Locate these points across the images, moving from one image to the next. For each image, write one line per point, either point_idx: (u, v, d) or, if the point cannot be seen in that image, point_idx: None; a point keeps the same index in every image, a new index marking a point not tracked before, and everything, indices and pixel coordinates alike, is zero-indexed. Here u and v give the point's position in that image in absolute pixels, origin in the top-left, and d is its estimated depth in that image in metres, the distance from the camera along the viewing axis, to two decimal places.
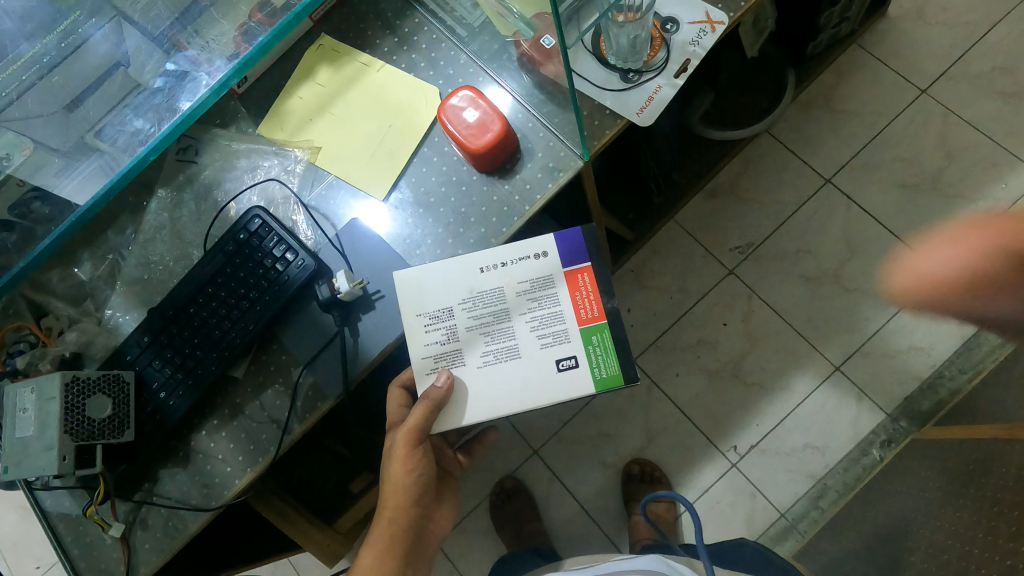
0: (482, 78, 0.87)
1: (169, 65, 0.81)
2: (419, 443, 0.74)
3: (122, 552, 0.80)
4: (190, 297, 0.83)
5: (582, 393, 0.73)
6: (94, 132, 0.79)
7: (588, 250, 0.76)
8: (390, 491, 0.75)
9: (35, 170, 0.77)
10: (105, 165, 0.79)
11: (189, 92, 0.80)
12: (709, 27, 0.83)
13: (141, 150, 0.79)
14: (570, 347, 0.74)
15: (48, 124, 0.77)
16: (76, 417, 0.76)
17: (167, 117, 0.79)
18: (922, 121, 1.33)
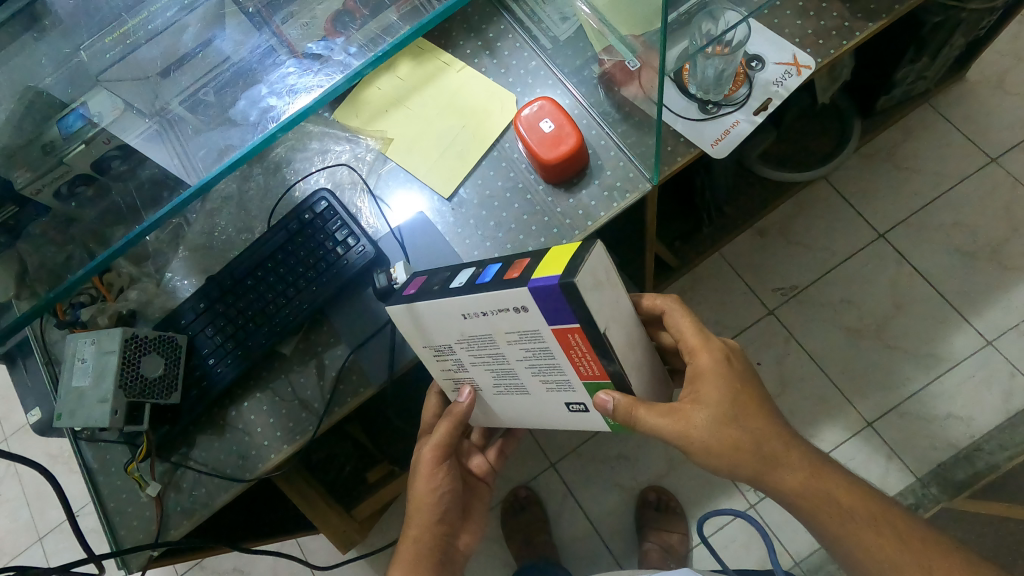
0: (560, 92, 0.88)
1: (303, 52, 0.79)
2: (444, 460, 0.74)
3: (154, 511, 0.81)
4: (248, 270, 0.85)
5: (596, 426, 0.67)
6: (187, 99, 0.79)
7: (578, 311, 0.53)
8: (414, 507, 0.74)
9: (125, 129, 0.75)
10: (233, 143, 0.75)
11: (323, 78, 0.77)
12: (794, 69, 0.83)
13: (273, 126, 0.74)
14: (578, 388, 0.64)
15: (137, 86, 0.78)
16: (130, 373, 0.77)
17: (301, 95, 0.76)
18: (988, 189, 1.31)
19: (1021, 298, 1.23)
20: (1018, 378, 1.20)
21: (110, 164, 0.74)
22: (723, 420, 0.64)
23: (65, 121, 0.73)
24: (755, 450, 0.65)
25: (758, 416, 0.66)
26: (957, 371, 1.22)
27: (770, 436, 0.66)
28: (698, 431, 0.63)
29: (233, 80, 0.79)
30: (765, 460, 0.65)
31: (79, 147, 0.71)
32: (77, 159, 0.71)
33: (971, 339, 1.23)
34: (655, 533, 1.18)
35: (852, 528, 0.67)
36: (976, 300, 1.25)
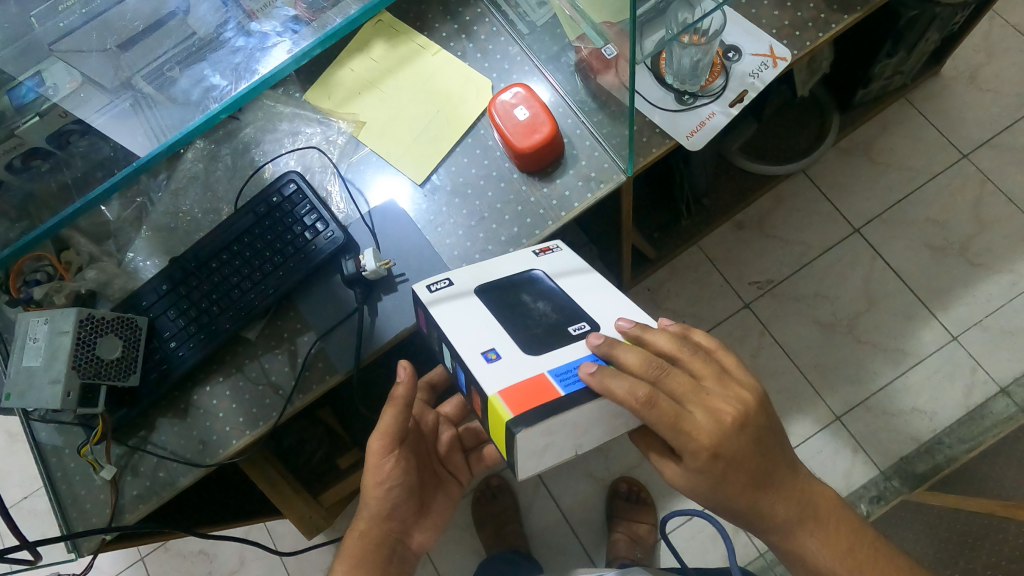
0: (536, 79, 0.86)
1: (251, 28, 0.79)
2: (395, 453, 0.70)
3: (109, 495, 0.80)
4: (214, 252, 0.83)
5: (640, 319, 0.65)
6: (143, 76, 0.77)
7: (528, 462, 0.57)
8: (363, 500, 0.72)
9: (79, 103, 0.74)
10: (177, 120, 0.74)
11: (269, 58, 0.78)
12: (770, 61, 0.82)
13: (213, 107, 0.74)
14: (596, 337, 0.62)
15: (98, 60, 0.75)
16: (85, 354, 0.75)
17: (245, 76, 0.76)
18: (959, 186, 1.32)
19: (987, 295, 1.25)
20: (980, 373, 1.22)
21: (68, 139, 0.74)
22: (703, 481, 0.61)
23: (18, 92, 0.72)
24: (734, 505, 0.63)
25: (745, 480, 0.61)
26: (923, 366, 1.23)
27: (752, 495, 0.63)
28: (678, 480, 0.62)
29: (181, 55, 0.78)
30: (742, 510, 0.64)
31: (33, 120, 0.71)
32: (31, 131, 0.71)
33: (938, 335, 1.24)
34: (625, 523, 1.19)
35: (819, 564, 0.67)
36: (944, 296, 1.26)
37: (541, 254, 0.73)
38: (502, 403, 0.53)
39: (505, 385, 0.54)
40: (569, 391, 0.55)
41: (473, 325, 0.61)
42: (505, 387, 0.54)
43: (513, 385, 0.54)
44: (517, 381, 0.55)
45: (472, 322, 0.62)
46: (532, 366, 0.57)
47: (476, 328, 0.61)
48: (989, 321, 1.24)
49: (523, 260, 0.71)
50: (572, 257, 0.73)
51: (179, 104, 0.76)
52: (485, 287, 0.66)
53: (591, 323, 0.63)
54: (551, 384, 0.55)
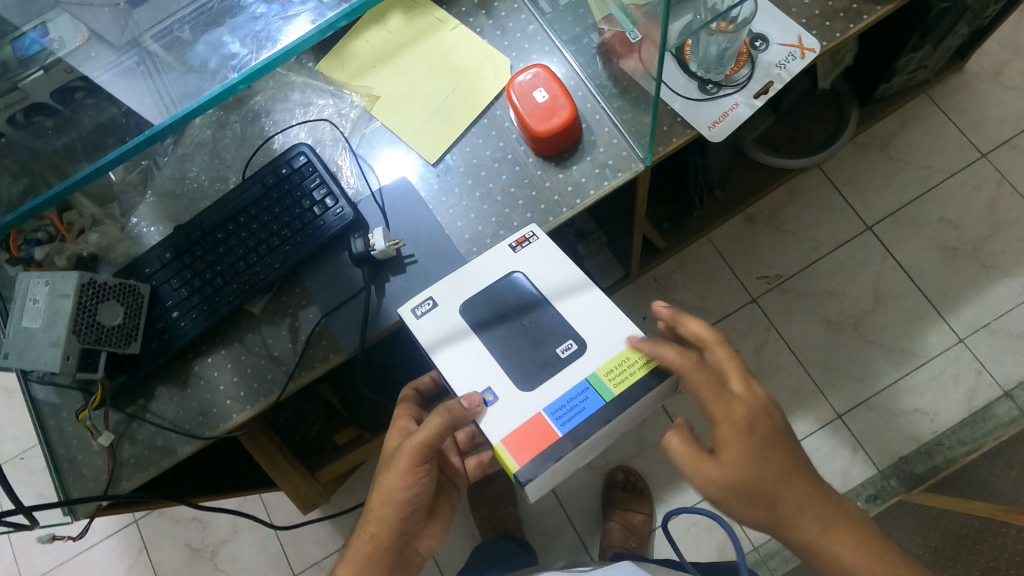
0: (556, 60, 0.84)
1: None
2: (425, 460, 0.68)
3: (106, 461, 0.79)
4: (219, 223, 0.81)
5: (624, 330, 0.68)
6: (151, 34, 0.77)
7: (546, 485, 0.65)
8: (378, 501, 0.69)
9: (84, 58, 0.74)
10: (192, 88, 0.71)
11: (293, 26, 0.73)
12: (798, 52, 0.80)
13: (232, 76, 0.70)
14: (585, 356, 0.67)
15: (105, 14, 0.77)
16: (87, 319, 0.74)
17: (265, 45, 0.73)
18: (975, 186, 1.30)
19: (997, 298, 1.24)
20: (984, 376, 1.21)
21: (71, 95, 0.74)
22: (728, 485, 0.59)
23: (25, 40, 0.73)
24: (764, 519, 0.60)
25: (774, 487, 0.58)
26: (928, 367, 1.23)
27: (783, 507, 0.59)
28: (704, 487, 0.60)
29: (192, 17, 0.77)
30: (774, 525, 0.60)
31: (37, 74, 0.72)
32: (34, 85, 0.72)
33: (944, 336, 1.23)
34: (620, 512, 1.20)
35: None
36: (953, 297, 1.25)
37: (518, 246, 0.74)
38: (506, 454, 0.63)
39: (506, 433, 0.64)
40: (566, 430, 0.63)
41: (467, 362, 0.69)
42: (507, 436, 0.64)
43: (513, 433, 0.64)
44: (519, 426, 0.64)
45: (466, 359, 0.69)
46: (528, 406, 0.65)
47: (471, 366, 0.69)
48: (997, 324, 1.23)
49: (499, 260, 0.74)
50: (551, 246, 0.74)
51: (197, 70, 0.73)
52: (468, 305, 0.72)
53: (579, 340, 0.68)
54: (549, 424, 0.64)
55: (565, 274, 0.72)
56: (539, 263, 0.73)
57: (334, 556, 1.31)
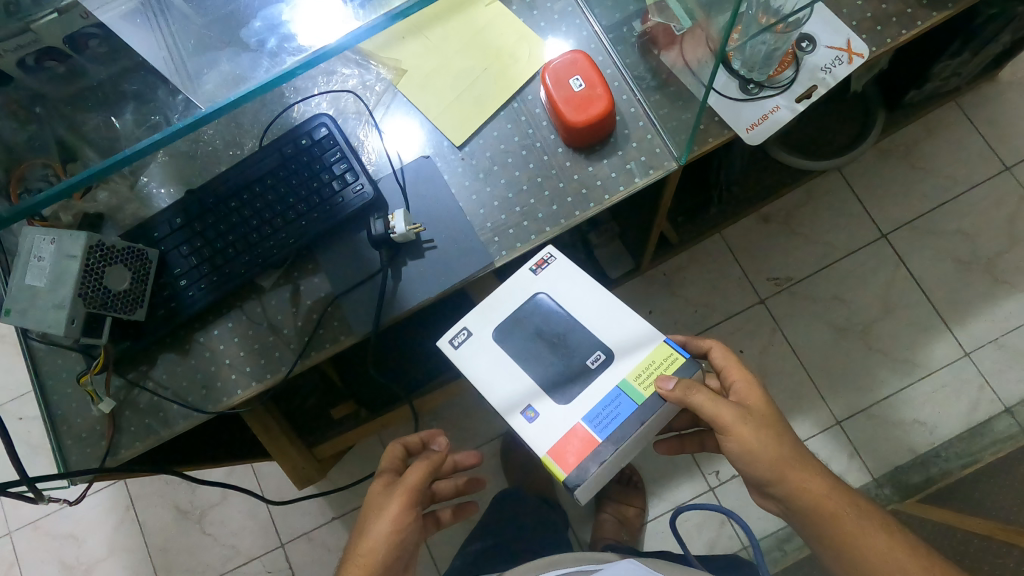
0: (594, 46, 0.81)
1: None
2: (415, 506, 0.70)
3: (106, 428, 0.77)
4: (233, 191, 0.78)
5: (645, 337, 0.74)
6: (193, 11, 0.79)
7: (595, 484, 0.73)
8: (366, 548, 0.67)
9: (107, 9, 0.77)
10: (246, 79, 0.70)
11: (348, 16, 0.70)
12: (846, 56, 0.77)
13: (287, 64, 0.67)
14: (614, 365, 0.73)
15: None
16: (94, 283, 0.71)
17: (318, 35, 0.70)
18: (996, 199, 1.29)
19: (1006, 315, 1.23)
20: (986, 392, 1.21)
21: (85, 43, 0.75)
22: (755, 422, 0.70)
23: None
24: (782, 460, 0.70)
25: (784, 429, 0.72)
26: (932, 380, 1.23)
27: (792, 449, 0.71)
28: (736, 428, 0.69)
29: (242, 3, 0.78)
30: (787, 467, 0.70)
31: (52, 16, 0.72)
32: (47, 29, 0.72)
33: (951, 349, 1.23)
34: (614, 504, 1.20)
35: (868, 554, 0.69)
36: (963, 311, 1.25)
37: (537, 269, 0.78)
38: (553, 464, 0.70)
39: (552, 444, 0.70)
40: (607, 435, 0.70)
41: (510, 385, 0.74)
42: (554, 448, 0.70)
43: (559, 443, 0.70)
44: (562, 438, 0.70)
45: (507, 378, 0.74)
46: (568, 419, 0.71)
47: (512, 386, 0.74)
48: (1004, 340, 1.23)
49: (523, 284, 0.78)
50: (570, 266, 0.78)
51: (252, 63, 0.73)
52: (499, 329, 0.76)
53: (605, 350, 0.74)
54: (590, 432, 0.70)
55: (591, 292, 0.77)
56: (560, 283, 0.77)
57: (323, 528, 1.31)
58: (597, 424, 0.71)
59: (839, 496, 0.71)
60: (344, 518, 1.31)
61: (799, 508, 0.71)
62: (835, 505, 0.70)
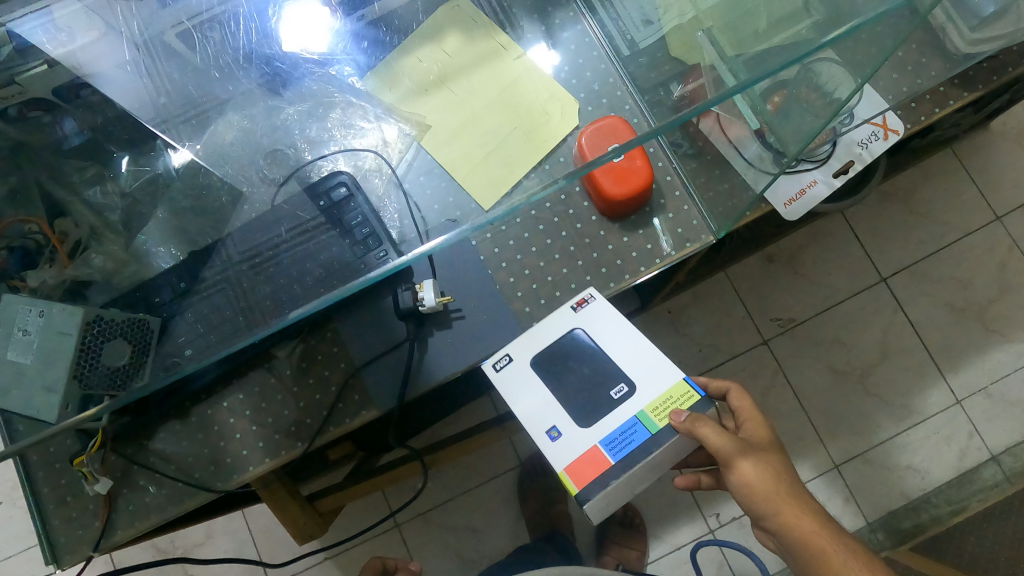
0: (628, 108, 0.77)
1: (343, 105, 0.80)
2: None
3: (100, 508, 0.72)
4: (246, 254, 0.74)
5: (669, 368, 0.66)
6: (189, 72, 0.82)
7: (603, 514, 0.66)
8: None
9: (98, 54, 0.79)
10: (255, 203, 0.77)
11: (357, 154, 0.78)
12: (881, 132, 0.78)
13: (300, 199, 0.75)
14: (636, 396, 0.66)
15: (126, 21, 0.81)
16: (90, 359, 0.64)
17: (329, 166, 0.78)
18: (987, 247, 1.31)
19: (995, 363, 1.26)
20: (975, 439, 1.24)
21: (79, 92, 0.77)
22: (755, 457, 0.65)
23: (27, 24, 0.75)
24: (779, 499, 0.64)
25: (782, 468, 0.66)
26: (925, 426, 1.25)
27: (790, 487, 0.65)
28: (737, 459, 0.64)
29: (248, 85, 0.81)
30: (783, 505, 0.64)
31: (40, 68, 0.74)
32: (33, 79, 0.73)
33: (944, 396, 1.25)
34: (616, 547, 1.19)
35: None
36: (956, 358, 1.27)
37: (578, 306, 0.71)
38: (568, 480, 0.64)
39: (569, 460, 0.64)
40: (619, 459, 0.63)
41: (530, 403, 0.68)
42: (569, 464, 0.64)
43: (576, 460, 0.64)
44: (578, 456, 0.64)
45: (527, 395, 0.68)
46: (583, 439, 0.65)
47: (532, 403, 0.68)
48: (993, 389, 1.26)
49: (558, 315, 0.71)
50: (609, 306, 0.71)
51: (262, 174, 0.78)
52: (536, 352, 0.70)
53: (629, 382, 0.66)
54: (602, 453, 0.64)
55: (623, 326, 0.70)
56: (597, 318, 0.70)
57: (314, 569, 1.25)
58: (612, 445, 0.64)
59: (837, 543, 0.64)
60: (337, 558, 1.25)
61: (795, 549, 0.65)
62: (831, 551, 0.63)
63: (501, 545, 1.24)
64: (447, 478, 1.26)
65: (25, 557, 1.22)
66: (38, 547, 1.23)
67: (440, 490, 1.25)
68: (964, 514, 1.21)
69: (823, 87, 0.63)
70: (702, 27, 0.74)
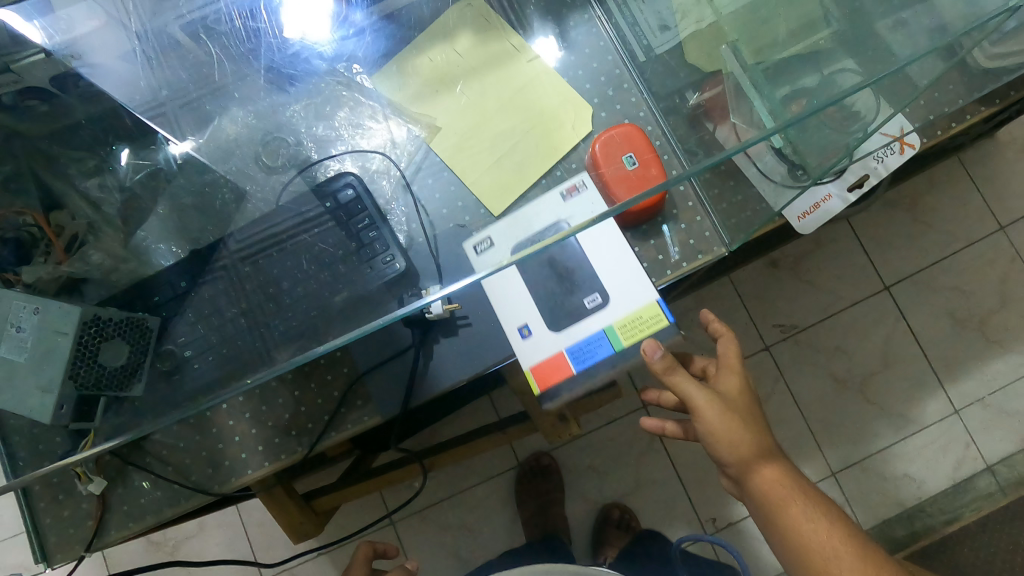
0: (644, 115, 0.74)
1: (352, 105, 0.78)
2: None
3: (94, 508, 0.71)
4: (251, 255, 0.73)
5: (642, 284, 0.70)
6: (192, 65, 0.79)
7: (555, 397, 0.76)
8: None
9: (98, 42, 0.75)
10: (260, 204, 0.75)
11: (364, 158, 0.76)
12: (897, 147, 0.79)
13: (306, 201, 0.74)
14: (608, 309, 0.70)
15: (126, 8, 0.77)
16: (88, 361, 0.63)
17: (335, 167, 0.76)
18: (990, 258, 1.30)
19: (994, 374, 1.27)
20: (972, 449, 1.24)
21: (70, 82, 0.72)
22: (722, 401, 0.64)
23: (21, 11, 0.70)
24: (746, 446, 0.63)
25: (755, 416, 0.65)
26: (922, 435, 1.25)
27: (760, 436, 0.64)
28: (697, 399, 0.64)
29: (253, 82, 0.79)
30: (748, 452, 0.64)
31: (38, 57, 0.70)
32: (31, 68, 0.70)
33: (942, 406, 1.26)
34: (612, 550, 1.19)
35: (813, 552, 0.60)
36: (955, 368, 1.27)
37: (568, 195, 0.71)
38: (533, 379, 0.70)
39: (537, 362, 0.70)
40: (580, 368, 0.70)
41: (509, 296, 0.71)
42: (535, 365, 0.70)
43: (543, 363, 0.70)
44: (544, 359, 0.70)
45: (507, 287, 0.71)
46: (553, 344, 0.70)
47: (511, 296, 0.71)
48: (991, 400, 1.26)
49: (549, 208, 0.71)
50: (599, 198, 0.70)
51: (266, 172, 0.77)
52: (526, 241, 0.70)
53: (602, 293, 0.70)
54: (566, 359, 0.70)
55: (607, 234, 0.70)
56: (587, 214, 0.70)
57: (307, 563, 1.25)
58: (577, 354, 0.70)
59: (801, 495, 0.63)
60: (329, 553, 1.25)
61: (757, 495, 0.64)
62: (794, 503, 0.62)
63: (496, 544, 1.24)
64: (443, 477, 1.25)
65: (15, 546, 1.21)
66: (26, 534, 1.22)
67: (436, 489, 1.25)
68: (959, 524, 1.22)
69: (847, 104, 0.66)
70: (726, 40, 0.74)
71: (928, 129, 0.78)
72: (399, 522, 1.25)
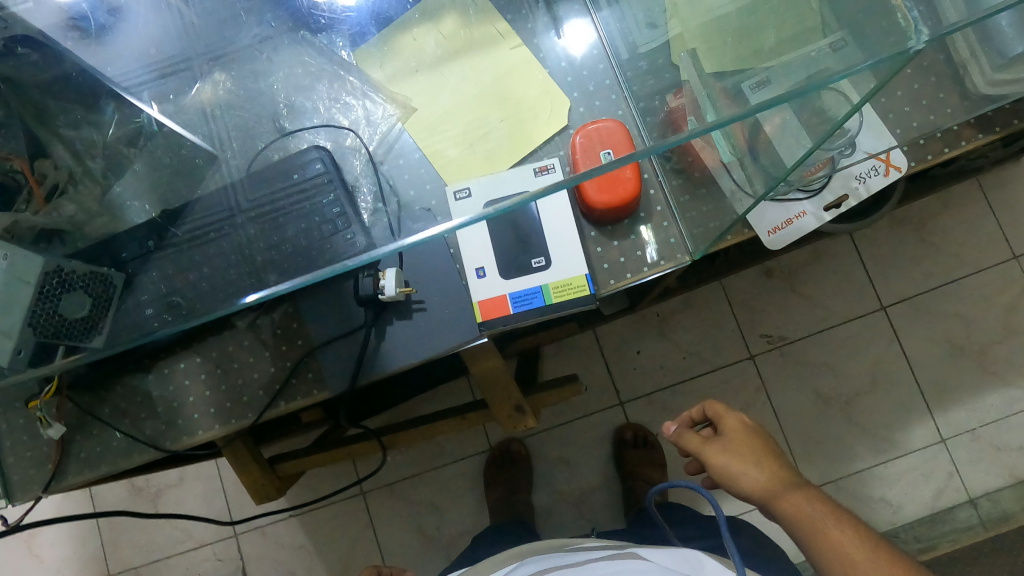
0: (621, 113, 0.74)
1: (330, 78, 0.78)
2: None
3: (53, 452, 0.73)
4: (218, 220, 0.74)
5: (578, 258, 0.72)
6: (180, 25, 0.80)
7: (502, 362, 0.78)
8: None
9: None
10: (231, 170, 0.76)
11: (336, 132, 0.77)
12: (882, 168, 0.76)
13: (273, 170, 0.74)
14: (548, 270, 0.72)
15: None
16: (49, 308, 0.62)
17: (306, 140, 0.77)
18: (998, 287, 1.26)
19: (988, 407, 1.23)
20: (955, 480, 1.21)
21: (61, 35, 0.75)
22: (723, 441, 0.67)
23: None
24: (757, 478, 0.64)
25: (767, 447, 0.67)
26: (905, 461, 1.22)
27: (770, 466, 0.64)
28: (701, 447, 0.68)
29: (239, 48, 0.80)
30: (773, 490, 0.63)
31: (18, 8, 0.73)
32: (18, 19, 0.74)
33: (928, 433, 1.23)
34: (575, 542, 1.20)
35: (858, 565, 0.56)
36: (947, 397, 1.23)
37: (539, 172, 0.71)
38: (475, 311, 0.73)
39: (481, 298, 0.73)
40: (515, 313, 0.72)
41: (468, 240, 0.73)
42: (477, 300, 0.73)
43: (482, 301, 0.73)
44: (487, 297, 0.72)
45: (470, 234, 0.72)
46: (496, 288, 0.73)
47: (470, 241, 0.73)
48: (981, 432, 1.22)
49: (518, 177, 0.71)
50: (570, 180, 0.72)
51: (241, 140, 0.78)
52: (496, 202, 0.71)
53: (546, 256, 0.72)
54: (505, 303, 0.72)
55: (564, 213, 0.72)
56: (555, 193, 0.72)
57: (277, 523, 1.29)
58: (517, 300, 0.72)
59: (833, 515, 0.60)
60: (300, 516, 1.28)
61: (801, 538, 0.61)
62: (826, 521, 0.60)
63: (461, 525, 1.25)
64: (416, 453, 1.27)
65: None
66: None
67: (408, 463, 1.27)
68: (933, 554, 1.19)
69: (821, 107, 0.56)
70: (687, 47, 0.71)
71: (919, 152, 0.76)
72: (370, 493, 1.27)
